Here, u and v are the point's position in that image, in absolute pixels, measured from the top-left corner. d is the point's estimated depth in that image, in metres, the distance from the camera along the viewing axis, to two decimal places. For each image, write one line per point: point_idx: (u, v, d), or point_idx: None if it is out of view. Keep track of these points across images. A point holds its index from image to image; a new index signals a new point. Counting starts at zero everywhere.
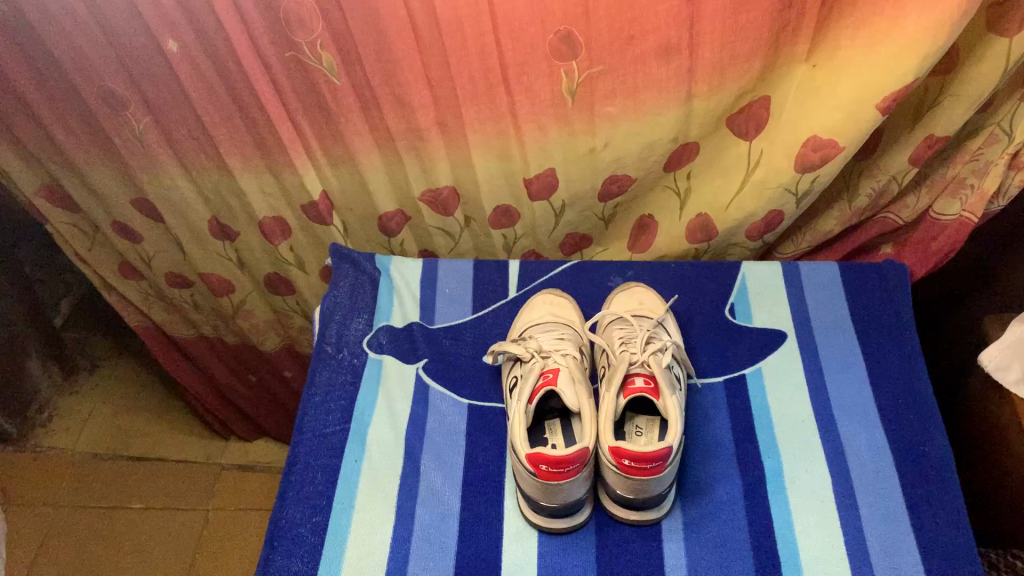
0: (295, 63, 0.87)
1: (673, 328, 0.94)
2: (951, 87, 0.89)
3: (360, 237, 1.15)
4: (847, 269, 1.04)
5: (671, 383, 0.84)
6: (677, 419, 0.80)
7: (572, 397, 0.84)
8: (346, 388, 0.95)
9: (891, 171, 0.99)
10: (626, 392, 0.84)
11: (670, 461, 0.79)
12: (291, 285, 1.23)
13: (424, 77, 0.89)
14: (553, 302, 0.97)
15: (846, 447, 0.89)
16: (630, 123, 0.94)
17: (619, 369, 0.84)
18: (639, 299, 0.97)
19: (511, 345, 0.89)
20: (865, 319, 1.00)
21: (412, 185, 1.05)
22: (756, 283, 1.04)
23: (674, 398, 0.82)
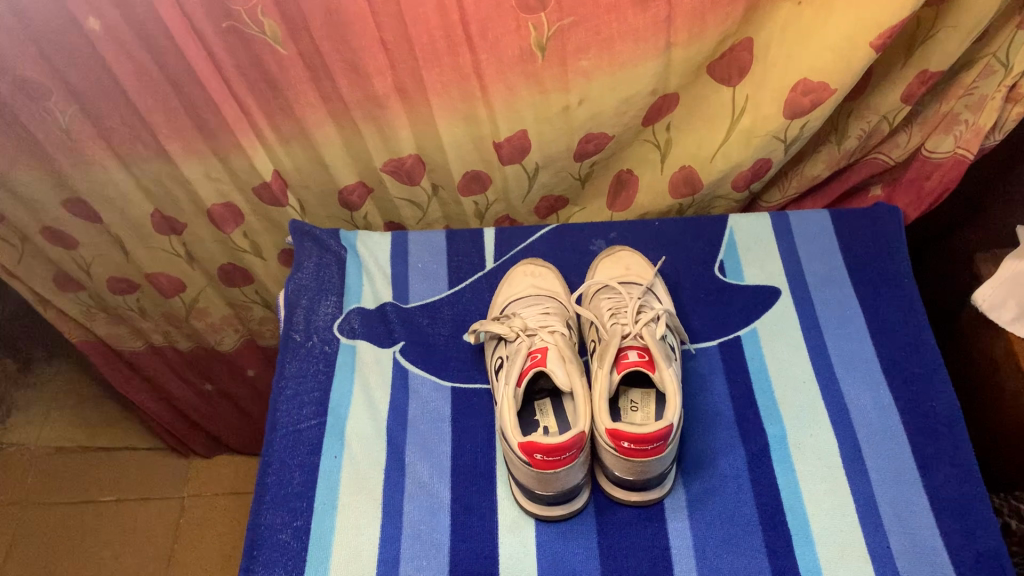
0: (235, 33, 0.79)
1: (664, 292, 0.88)
2: (946, 19, 0.83)
3: (319, 214, 1.06)
4: (838, 217, 0.99)
5: (669, 356, 0.79)
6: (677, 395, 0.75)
7: (563, 377, 0.79)
8: (319, 378, 0.89)
9: (882, 110, 0.94)
10: (620, 367, 0.79)
11: (671, 440, 0.75)
12: (248, 274, 1.14)
13: (379, 40, 0.81)
14: (533, 272, 0.91)
15: (850, 407, 0.85)
16: (605, 78, 0.87)
17: (612, 345, 0.79)
18: (624, 264, 0.91)
19: (494, 325, 0.83)
20: (860, 268, 0.95)
21: (372, 158, 0.97)
22: (745, 236, 0.98)
23: (672, 371, 0.78)
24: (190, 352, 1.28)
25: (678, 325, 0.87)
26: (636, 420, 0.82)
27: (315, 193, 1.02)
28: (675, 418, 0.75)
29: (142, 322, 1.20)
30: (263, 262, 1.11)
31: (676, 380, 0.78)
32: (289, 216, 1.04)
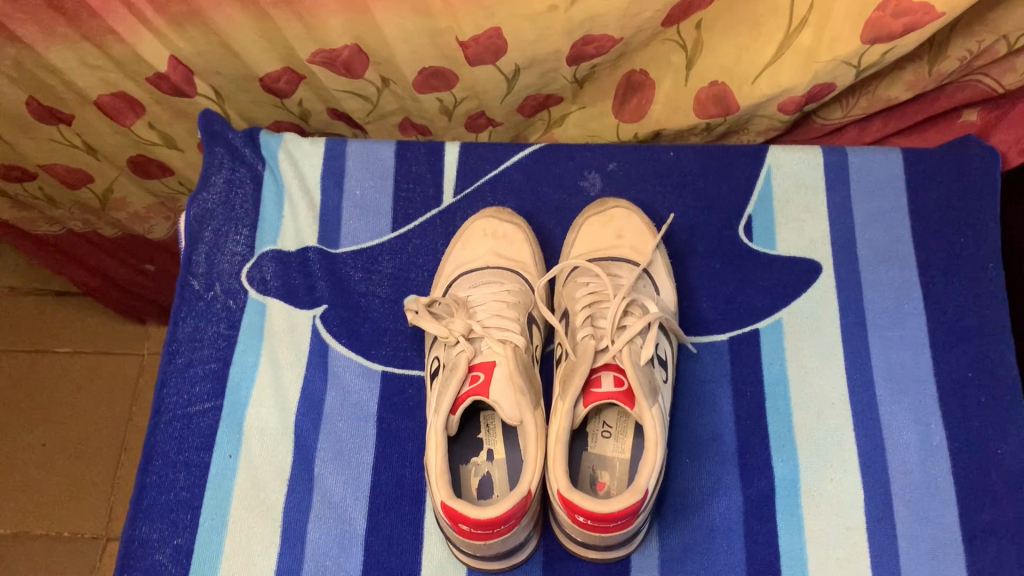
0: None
1: (663, 270, 0.71)
2: None
3: (241, 101, 0.81)
4: (916, 162, 0.74)
5: (654, 387, 0.60)
6: (655, 453, 0.56)
7: (510, 409, 0.60)
8: (218, 346, 0.71)
9: (1004, 28, 0.67)
10: (589, 399, 0.60)
11: (642, 508, 0.57)
12: (166, 166, 0.92)
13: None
14: (495, 232, 0.74)
15: (886, 444, 0.66)
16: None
17: (579, 371, 0.59)
18: (616, 230, 0.73)
19: (430, 324, 0.64)
20: (932, 242, 0.72)
21: (294, 51, 0.72)
22: (785, 183, 0.74)
23: (655, 412, 0.58)
24: (120, 237, 1.07)
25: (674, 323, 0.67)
26: (606, 453, 0.63)
27: (228, 85, 0.78)
28: (650, 482, 0.56)
29: (53, 209, 1.00)
30: (180, 153, 0.89)
31: (660, 422, 0.58)
32: (200, 107, 0.81)
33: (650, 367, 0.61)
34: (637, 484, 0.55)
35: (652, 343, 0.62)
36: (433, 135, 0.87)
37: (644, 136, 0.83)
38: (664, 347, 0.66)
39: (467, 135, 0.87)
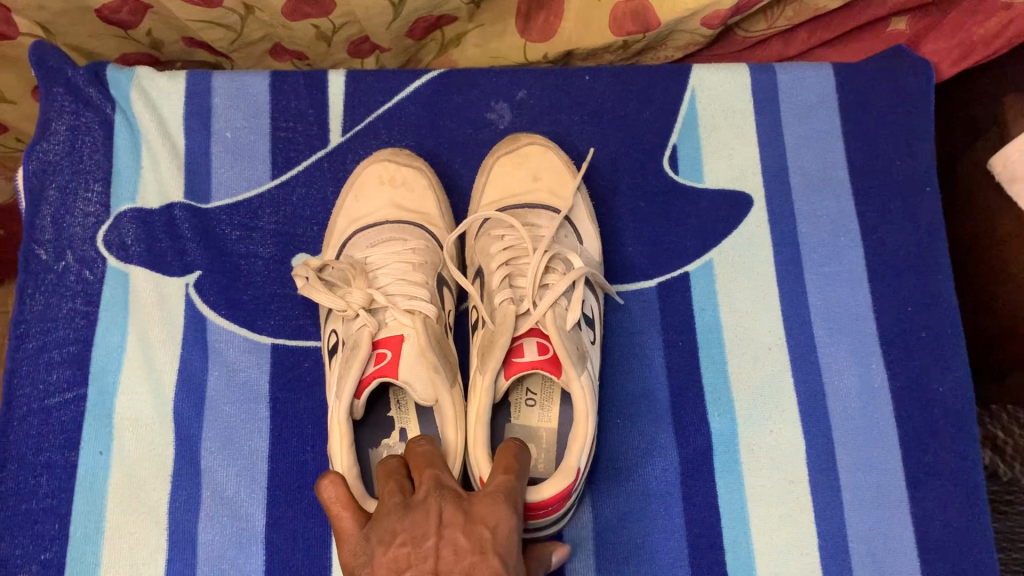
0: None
1: (586, 215, 0.65)
2: None
3: (77, 36, 0.69)
4: (848, 79, 0.68)
5: (581, 354, 0.53)
6: (585, 428, 0.51)
7: (423, 390, 0.53)
8: (76, 325, 0.61)
9: None
10: (512, 371, 0.53)
11: (575, 487, 0.51)
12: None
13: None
14: (392, 180, 0.65)
15: (826, 390, 0.61)
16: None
17: (501, 341, 0.52)
18: (531, 172, 0.66)
19: (324, 297, 0.56)
20: (866, 166, 0.67)
21: None
22: (710, 108, 0.68)
23: (583, 381, 0.52)
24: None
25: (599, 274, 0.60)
26: (531, 422, 0.57)
27: (57, 20, 0.65)
28: (581, 458, 0.51)
29: None
30: (12, 105, 0.77)
31: (589, 392, 0.52)
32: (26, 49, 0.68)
33: (575, 330, 0.55)
34: (568, 463, 0.50)
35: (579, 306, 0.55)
36: (310, 61, 0.76)
37: (553, 60, 0.74)
38: (589, 304, 0.59)
39: (350, 61, 0.77)
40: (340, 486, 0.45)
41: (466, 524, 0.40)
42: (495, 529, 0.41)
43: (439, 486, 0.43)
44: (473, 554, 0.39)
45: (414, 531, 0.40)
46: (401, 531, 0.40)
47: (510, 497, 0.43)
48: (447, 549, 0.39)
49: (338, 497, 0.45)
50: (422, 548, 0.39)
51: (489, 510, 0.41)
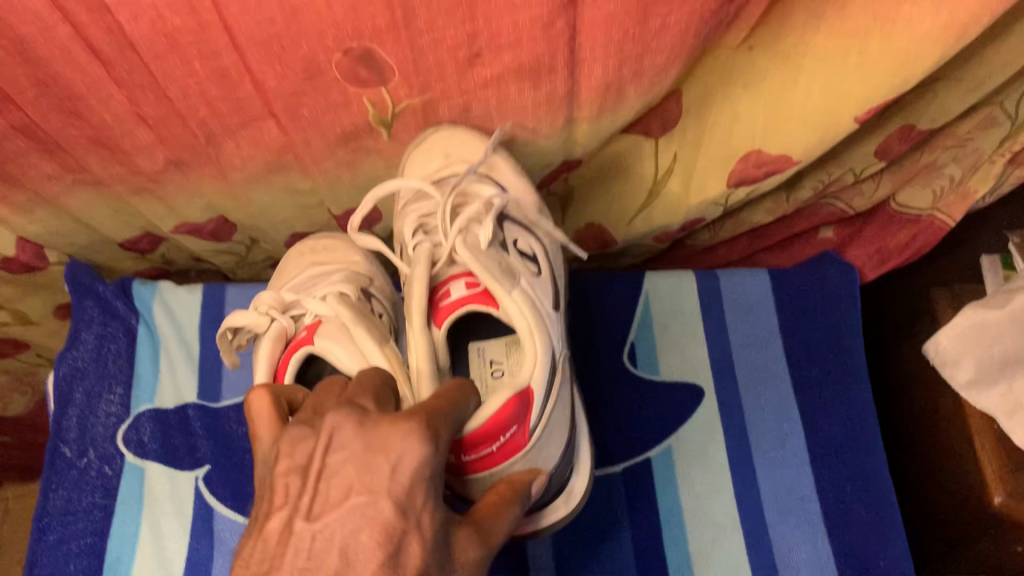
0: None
1: (507, 171, 0.64)
2: (948, 70, 0.62)
3: (102, 262, 0.79)
4: (783, 283, 0.78)
5: (506, 270, 0.56)
6: (535, 352, 0.52)
7: (345, 352, 0.58)
8: (94, 518, 0.67)
9: (850, 165, 0.71)
10: (444, 316, 0.55)
11: (536, 409, 0.51)
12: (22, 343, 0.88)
13: (134, 106, 0.57)
14: (321, 247, 0.72)
15: (780, 567, 0.67)
16: (460, 127, 0.62)
17: (419, 287, 0.54)
18: (440, 151, 0.62)
19: (242, 318, 0.63)
20: (802, 360, 0.75)
21: (156, 224, 0.72)
22: (663, 311, 0.77)
23: (514, 296, 0.54)
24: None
25: (534, 225, 0.64)
26: None
27: (87, 252, 0.76)
28: (536, 378, 0.51)
29: None
30: (38, 327, 0.86)
31: (525, 308, 0.54)
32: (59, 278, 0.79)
33: (496, 250, 0.59)
34: (517, 382, 0.50)
35: (491, 226, 0.59)
36: None
37: None
38: (525, 243, 0.63)
39: None
40: (264, 401, 0.45)
41: (365, 455, 0.38)
42: (399, 464, 0.38)
43: (349, 405, 0.40)
44: (365, 498, 0.37)
45: (303, 464, 0.39)
46: (294, 464, 0.39)
47: (431, 419, 0.40)
48: (332, 485, 0.38)
49: (258, 412, 0.44)
50: (306, 484, 0.38)
51: (392, 430, 0.38)
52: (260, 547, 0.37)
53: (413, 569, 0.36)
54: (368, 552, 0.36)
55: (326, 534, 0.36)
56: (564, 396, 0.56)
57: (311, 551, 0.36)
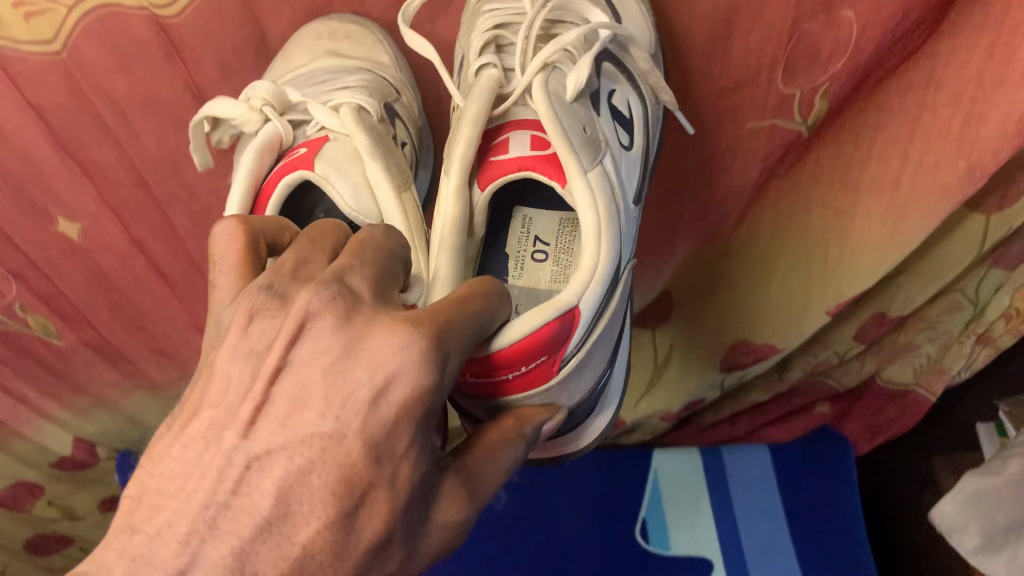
0: (16, 344, 0.72)
1: (634, 8, 0.58)
2: (910, 265, 0.70)
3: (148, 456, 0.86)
4: (780, 456, 0.82)
5: (590, 140, 0.47)
6: (597, 245, 0.44)
7: (353, 190, 0.53)
8: None
9: (834, 347, 0.78)
10: (492, 175, 0.48)
11: (576, 336, 0.43)
12: (65, 541, 0.84)
13: (189, 315, 0.75)
14: (341, 28, 0.64)
15: None
16: None
17: (468, 130, 0.47)
18: None
19: (224, 107, 0.56)
20: (807, 535, 0.77)
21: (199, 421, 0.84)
22: (671, 488, 0.81)
23: (594, 172, 0.46)
24: None
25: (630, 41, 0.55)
26: (540, 281, 0.52)
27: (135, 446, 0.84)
28: (586, 300, 0.43)
29: None
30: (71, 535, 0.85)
31: (597, 188, 0.45)
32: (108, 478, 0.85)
33: (586, 110, 0.49)
34: (563, 299, 0.41)
35: (581, 75, 0.49)
36: None
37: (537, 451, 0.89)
38: (622, 97, 0.55)
39: None
40: (233, 230, 0.34)
41: (330, 373, 0.30)
42: (385, 390, 0.30)
43: (335, 282, 0.31)
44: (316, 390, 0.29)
45: (259, 351, 0.30)
46: (248, 348, 0.30)
47: (432, 315, 0.32)
48: (297, 385, 0.29)
49: (223, 244, 0.34)
50: (252, 386, 0.30)
51: (389, 343, 0.30)
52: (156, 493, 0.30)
53: (366, 540, 0.30)
54: (314, 504, 0.29)
55: (268, 472, 0.29)
56: (618, 313, 0.49)
57: (239, 510, 0.29)
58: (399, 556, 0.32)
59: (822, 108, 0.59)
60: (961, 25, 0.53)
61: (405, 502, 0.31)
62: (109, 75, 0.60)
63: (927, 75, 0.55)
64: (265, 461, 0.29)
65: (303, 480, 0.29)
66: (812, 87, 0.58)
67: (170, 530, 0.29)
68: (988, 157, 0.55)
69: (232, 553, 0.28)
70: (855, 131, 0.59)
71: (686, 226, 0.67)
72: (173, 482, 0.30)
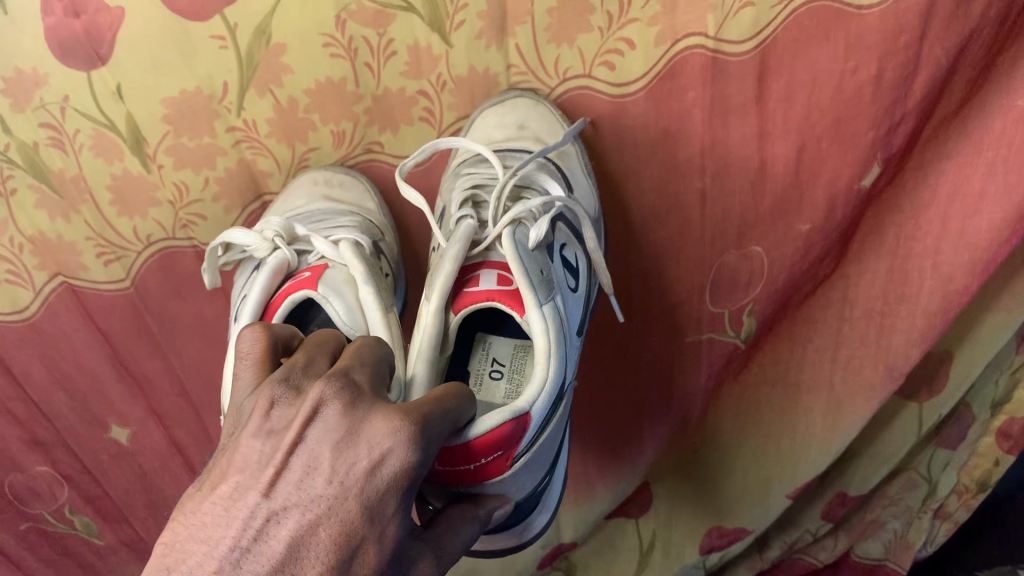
0: (61, 542, 0.82)
1: (579, 170, 0.62)
2: (861, 448, 0.78)
3: None
4: None
5: (546, 280, 0.48)
6: (545, 369, 0.44)
7: (348, 311, 0.53)
8: None
9: (805, 526, 0.81)
10: (466, 301, 0.48)
11: (528, 437, 0.44)
12: None
13: None
14: (328, 180, 0.66)
15: None
16: (523, 97, 0.63)
17: (446, 267, 0.48)
18: (517, 119, 0.63)
19: (240, 236, 0.57)
20: None
21: None
22: None
23: (549, 311, 0.46)
24: None
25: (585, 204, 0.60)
26: (495, 399, 0.50)
27: None
28: (539, 406, 0.44)
29: None
30: None
31: (553, 324, 0.46)
32: None
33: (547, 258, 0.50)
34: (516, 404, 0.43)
35: (543, 227, 0.50)
36: None
37: None
38: (571, 251, 0.55)
39: None
40: (257, 338, 0.37)
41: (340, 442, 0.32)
42: (380, 465, 0.32)
43: (342, 377, 0.34)
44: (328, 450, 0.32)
45: (279, 431, 0.33)
46: (268, 430, 0.33)
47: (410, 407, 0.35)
48: (309, 450, 0.32)
49: (248, 348, 0.37)
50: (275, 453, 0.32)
51: (382, 428, 0.33)
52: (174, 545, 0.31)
53: None
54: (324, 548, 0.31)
55: (285, 524, 0.31)
56: (564, 426, 0.49)
57: (262, 553, 0.30)
58: None
59: (750, 324, 0.69)
60: (862, 251, 0.66)
61: (390, 559, 0.33)
62: (165, 305, 0.70)
63: (841, 292, 0.67)
64: (283, 515, 0.31)
65: (318, 526, 0.31)
66: (737, 307, 0.68)
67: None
68: (900, 359, 0.68)
69: None
70: (790, 342, 0.70)
71: (650, 432, 0.74)
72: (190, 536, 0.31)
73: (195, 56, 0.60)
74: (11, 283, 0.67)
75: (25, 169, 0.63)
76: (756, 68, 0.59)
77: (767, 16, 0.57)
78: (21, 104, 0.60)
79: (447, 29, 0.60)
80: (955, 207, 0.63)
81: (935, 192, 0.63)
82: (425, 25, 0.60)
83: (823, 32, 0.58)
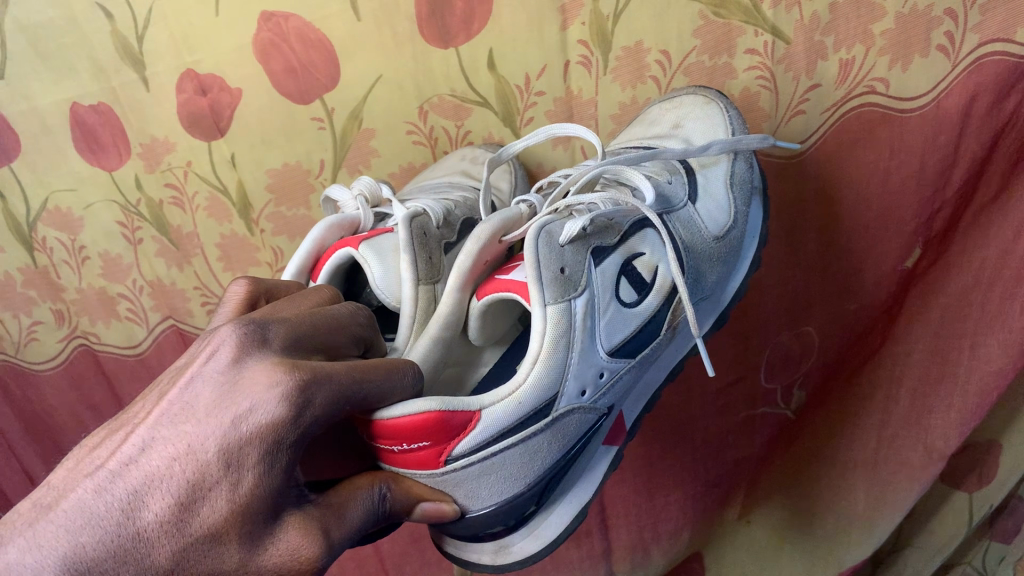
0: None
1: None
2: (910, 538, 0.77)
3: None
4: None
5: (564, 280, 0.45)
6: (523, 374, 0.43)
7: (384, 271, 0.49)
8: None
9: None
10: (489, 288, 0.47)
11: (485, 439, 0.42)
12: None
13: None
14: (471, 158, 0.68)
15: None
16: (693, 96, 0.61)
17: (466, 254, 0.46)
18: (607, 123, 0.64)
19: (337, 191, 0.59)
20: None
21: None
22: None
23: (550, 315, 0.44)
24: None
25: (694, 214, 0.54)
26: None
27: None
28: (496, 411, 0.42)
29: None
30: None
31: (548, 325, 0.44)
32: None
33: (582, 258, 0.47)
34: (474, 400, 0.42)
35: (582, 222, 0.47)
36: None
37: None
38: (655, 253, 0.51)
39: None
40: (241, 290, 0.43)
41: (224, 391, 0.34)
42: (253, 416, 0.33)
43: (259, 325, 0.37)
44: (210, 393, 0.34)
45: (182, 365, 0.36)
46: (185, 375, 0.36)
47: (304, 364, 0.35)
48: (188, 394, 0.34)
49: (229, 300, 0.43)
50: (166, 392, 0.35)
51: (265, 379, 0.34)
52: (44, 494, 0.32)
53: (207, 526, 0.32)
54: (171, 484, 0.32)
55: (144, 453, 0.32)
56: (554, 445, 0.47)
57: (108, 480, 0.32)
58: (237, 556, 0.33)
59: (800, 396, 0.72)
60: (903, 332, 0.68)
61: (252, 512, 0.33)
62: None
63: (888, 370, 0.70)
64: (147, 447, 0.32)
65: (162, 484, 0.32)
66: (789, 382, 0.71)
67: (26, 520, 0.30)
68: (941, 441, 0.69)
69: (83, 509, 0.31)
70: (839, 419, 0.72)
71: (701, 503, 0.76)
72: (57, 485, 0.32)
73: (297, 135, 0.70)
74: (129, 319, 0.78)
75: (150, 222, 0.75)
76: (807, 167, 0.63)
77: (815, 122, 0.62)
78: (153, 165, 0.73)
79: (517, 123, 0.67)
80: (995, 291, 0.65)
81: (977, 279, 0.65)
82: (498, 118, 0.67)
83: (870, 133, 0.61)
